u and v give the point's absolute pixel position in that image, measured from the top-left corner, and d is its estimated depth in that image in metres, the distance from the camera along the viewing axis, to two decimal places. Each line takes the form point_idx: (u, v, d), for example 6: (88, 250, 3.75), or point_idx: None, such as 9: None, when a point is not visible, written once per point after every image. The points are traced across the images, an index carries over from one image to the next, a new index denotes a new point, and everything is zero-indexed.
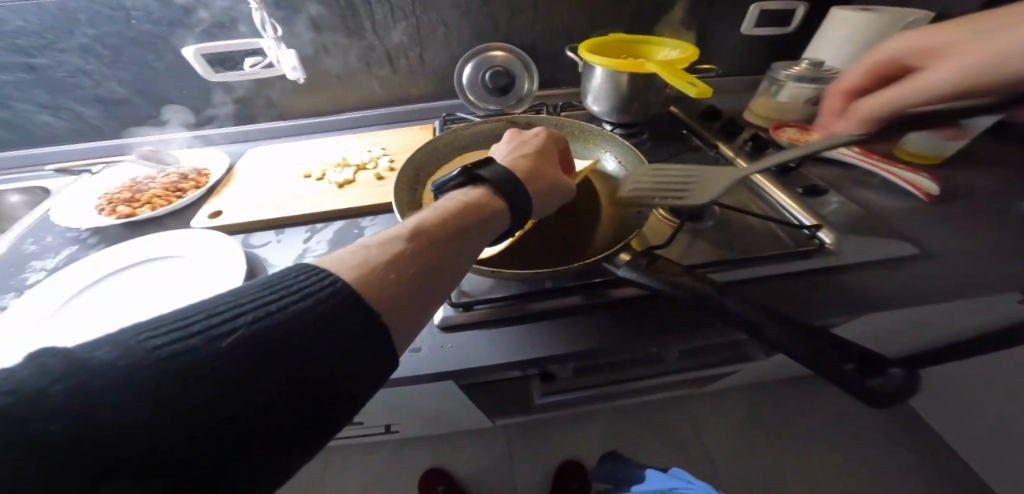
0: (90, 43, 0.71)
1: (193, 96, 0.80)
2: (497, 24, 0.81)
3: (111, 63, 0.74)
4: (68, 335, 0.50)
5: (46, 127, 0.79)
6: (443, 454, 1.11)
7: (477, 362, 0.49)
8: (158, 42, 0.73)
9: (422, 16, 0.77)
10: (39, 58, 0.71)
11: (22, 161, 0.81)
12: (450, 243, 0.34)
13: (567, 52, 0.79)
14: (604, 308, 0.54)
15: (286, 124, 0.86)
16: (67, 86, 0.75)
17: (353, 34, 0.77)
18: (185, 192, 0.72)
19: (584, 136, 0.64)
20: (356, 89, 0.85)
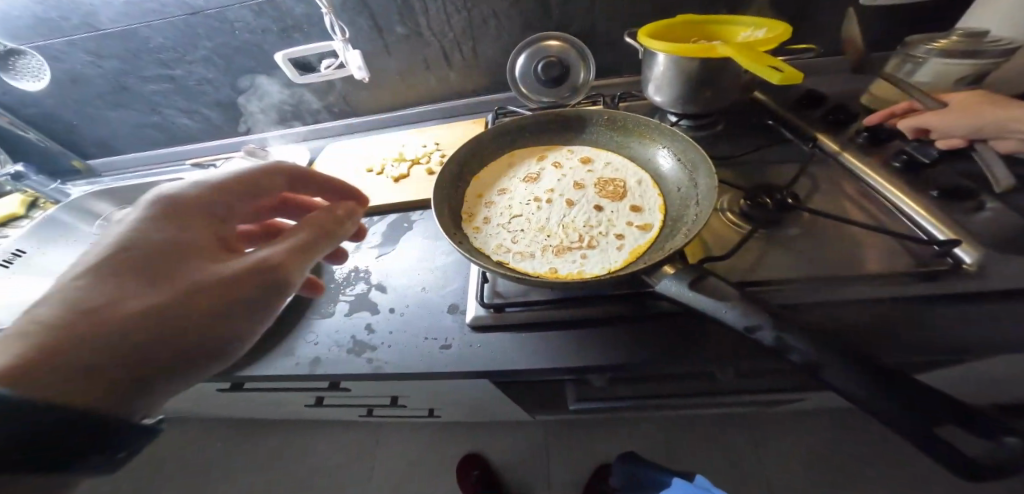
0: (211, 55, 0.80)
1: (280, 98, 0.89)
2: (553, 10, 0.77)
3: (226, 72, 0.83)
4: None
5: (181, 127, 0.95)
6: (484, 440, 1.14)
7: (506, 365, 0.48)
8: (258, 50, 0.80)
9: (477, 8, 0.76)
10: (177, 70, 0.83)
11: (169, 157, 0.99)
12: (107, 318, 0.32)
13: (626, 38, 0.72)
14: (650, 320, 0.49)
15: (356, 120, 0.93)
16: (197, 93, 0.88)
17: (418, 31, 0.79)
18: None
19: (639, 130, 0.58)
20: (416, 86, 0.88)
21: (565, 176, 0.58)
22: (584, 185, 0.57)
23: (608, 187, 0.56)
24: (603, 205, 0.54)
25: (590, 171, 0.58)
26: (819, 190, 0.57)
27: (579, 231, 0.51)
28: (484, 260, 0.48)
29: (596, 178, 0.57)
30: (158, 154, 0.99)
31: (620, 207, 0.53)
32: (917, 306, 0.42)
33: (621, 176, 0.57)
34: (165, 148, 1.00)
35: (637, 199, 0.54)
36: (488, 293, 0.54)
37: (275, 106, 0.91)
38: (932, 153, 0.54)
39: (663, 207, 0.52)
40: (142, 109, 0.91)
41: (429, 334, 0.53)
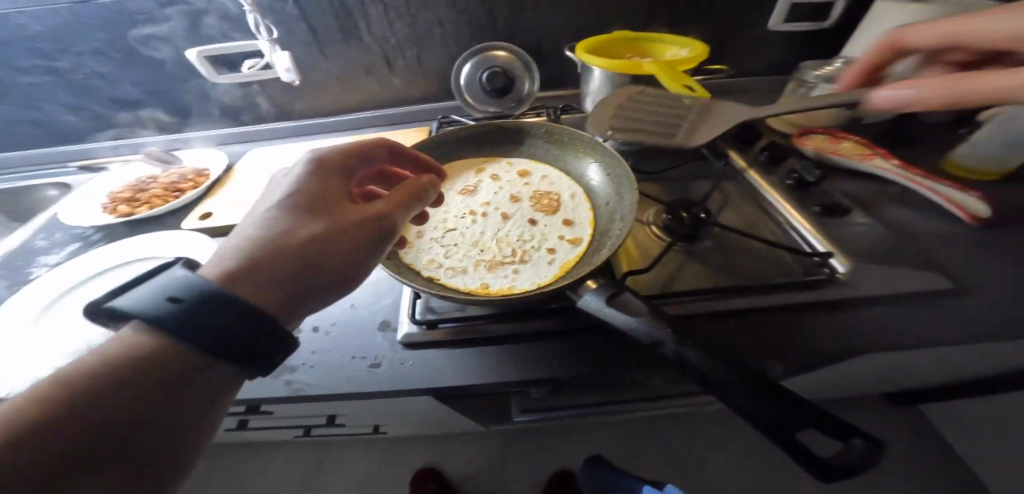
0: (106, 46, 0.72)
1: (196, 98, 0.81)
2: (496, 21, 0.77)
3: (125, 65, 0.75)
4: (49, 339, 0.52)
5: (72, 127, 0.84)
6: (432, 455, 1.11)
7: (435, 383, 0.46)
8: (165, 43, 0.72)
9: (417, 15, 0.74)
10: (60, 62, 0.73)
11: (54, 159, 0.86)
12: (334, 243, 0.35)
13: (567, 52, 0.74)
14: (577, 332, 0.50)
15: (288, 123, 0.87)
16: (87, 88, 0.77)
17: (349, 34, 0.76)
18: (183, 192, 0.72)
19: (574, 145, 0.60)
20: (353, 90, 0.85)
21: (503, 190, 0.59)
22: (520, 199, 0.57)
23: (544, 201, 0.57)
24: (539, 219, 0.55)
25: (527, 185, 0.59)
26: (732, 205, 0.61)
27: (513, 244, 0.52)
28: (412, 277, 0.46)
29: (534, 192, 0.58)
30: (32, 153, 0.85)
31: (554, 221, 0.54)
32: (799, 312, 0.46)
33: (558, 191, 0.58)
34: (48, 148, 0.86)
35: (570, 213, 0.55)
36: (420, 308, 0.53)
37: (191, 106, 0.83)
38: (815, 173, 0.60)
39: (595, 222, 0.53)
40: (17, 104, 0.79)
41: (357, 352, 0.50)
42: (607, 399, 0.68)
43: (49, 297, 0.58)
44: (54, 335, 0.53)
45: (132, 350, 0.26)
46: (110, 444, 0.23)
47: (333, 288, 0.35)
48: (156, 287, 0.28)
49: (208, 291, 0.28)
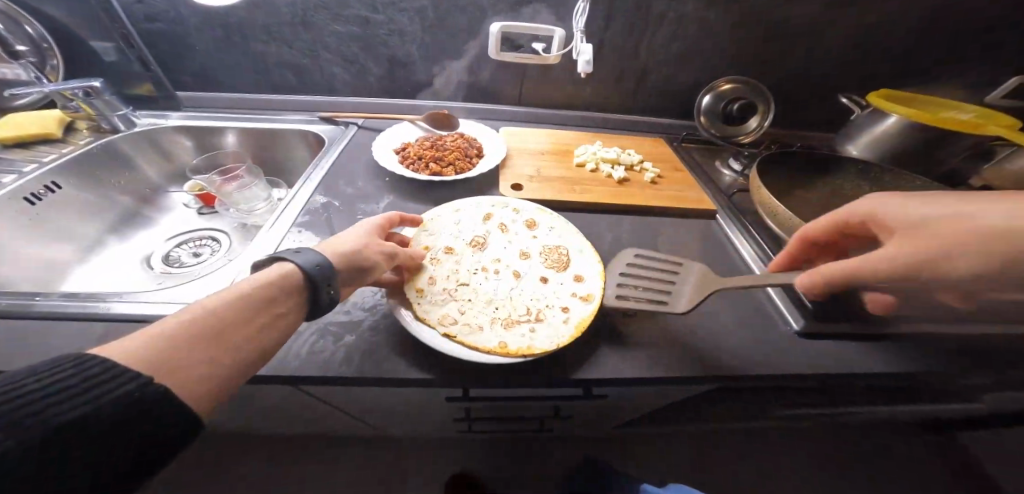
0: (427, 7, 0.77)
1: (465, 68, 0.87)
2: (752, 55, 0.88)
3: (429, 27, 0.80)
4: (479, 310, 0.50)
5: (330, 78, 0.87)
6: (547, 469, 1.04)
7: (851, 368, 0.50)
8: (476, 14, 0.80)
9: (696, 34, 0.84)
10: (379, 15, 0.77)
11: (298, 107, 0.89)
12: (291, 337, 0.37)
13: (839, 98, 0.84)
14: (941, 338, 0.55)
15: (523, 108, 0.94)
16: (379, 43, 0.81)
17: (631, 45, 0.85)
18: (474, 158, 0.73)
19: (896, 182, 0.67)
20: (599, 89, 0.92)
21: (486, 278, 0.54)
22: (497, 303, 0.51)
23: (515, 324, 0.48)
24: (488, 328, 0.47)
25: (434, 271, 0.52)
26: None
27: (477, 345, 0.44)
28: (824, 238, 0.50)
29: (450, 277, 0.52)
30: (279, 98, 0.89)
31: (489, 337, 0.46)
32: None
33: (539, 322, 0.48)
34: (291, 95, 0.90)
35: (514, 343, 0.45)
36: (795, 302, 0.56)
37: (452, 76, 0.89)
38: None
39: (573, 335, 0.46)
40: (302, 50, 0.82)
41: (754, 337, 0.52)
42: (839, 402, 0.75)
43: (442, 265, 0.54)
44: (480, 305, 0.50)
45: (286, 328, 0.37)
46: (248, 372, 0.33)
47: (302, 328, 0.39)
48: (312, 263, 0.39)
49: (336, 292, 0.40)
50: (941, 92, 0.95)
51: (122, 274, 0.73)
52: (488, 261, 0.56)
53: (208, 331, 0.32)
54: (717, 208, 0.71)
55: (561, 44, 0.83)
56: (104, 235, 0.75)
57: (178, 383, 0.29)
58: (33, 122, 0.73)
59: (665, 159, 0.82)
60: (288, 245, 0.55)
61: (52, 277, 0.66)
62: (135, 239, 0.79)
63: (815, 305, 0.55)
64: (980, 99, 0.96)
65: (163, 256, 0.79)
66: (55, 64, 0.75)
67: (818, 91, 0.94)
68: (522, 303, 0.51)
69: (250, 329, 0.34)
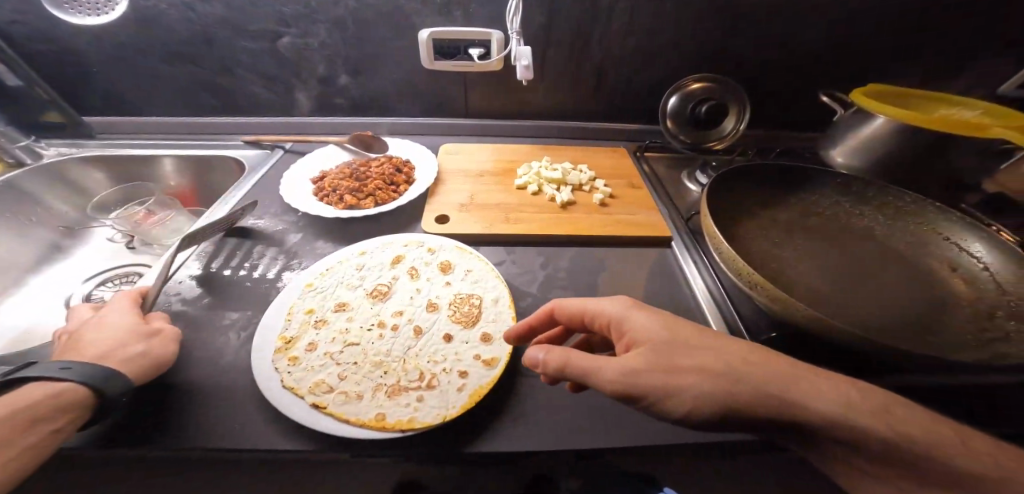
0: (345, 16, 0.70)
1: (399, 82, 0.79)
2: (718, 49, 0.78)
3: (351, 39, 0.73)
4: (361, 373, 0.41)
5: (253, 97, 0.80)
6: None
7: None
8: (401, 21, 0.72)
9: (652, 30, 0.75)
10: (293, 28, 0.70)
11: (225, 131, 0.83)
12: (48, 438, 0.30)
13: (822, 96, 0.73)
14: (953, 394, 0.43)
15: (470, 121, 0.86)
16: (299, 58, 0.74)
17: (579, 46, 0.76)
18: (399, 187, 0.65)
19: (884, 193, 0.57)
20: (550, 96, 0.84)
21: (380, 336, 0.45)
22: (388, 367, 0.42)
23: (401, 392, 0.40)
24: (369, 398, 0.39)
25: (320, 330, 0.45)
26: None
27: (347, 418, 0.36)
28: (771, 297, 0.41)
29: (339, 338, 0.45)
30: (203, 122, 0.82)
31: (365, 408, 0.37)
32: None
33: (431, 389, 0.40)
34: (216, 118, 0.83)
35: (394, 415, 0.37)
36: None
37: (388, 92, 0.81)
38: None
39: (465, 404, 0.37)
40: (217, 70, 0.75)
41: None
42: None
43: (331, 320, 0.46)
44: (365, 367, 0.42)
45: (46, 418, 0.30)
46: None
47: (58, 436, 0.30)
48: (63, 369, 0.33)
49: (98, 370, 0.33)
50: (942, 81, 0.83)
51: (34, 314, 0.66)
52: (387, 313, 0.48)
53: None
54: (674, 236, 0.61)
55: (499, 50, 0.74)
56: (22, 276, 0.69)
57: None
58: None
59: (621, 173, 0.73)
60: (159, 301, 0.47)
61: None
62: (54, 279, 0.71)
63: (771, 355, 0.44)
64: (993, 89, 0.84)
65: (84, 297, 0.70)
66: None
67: (802, 85, 0.83)
68: (418, 364, 0.43)
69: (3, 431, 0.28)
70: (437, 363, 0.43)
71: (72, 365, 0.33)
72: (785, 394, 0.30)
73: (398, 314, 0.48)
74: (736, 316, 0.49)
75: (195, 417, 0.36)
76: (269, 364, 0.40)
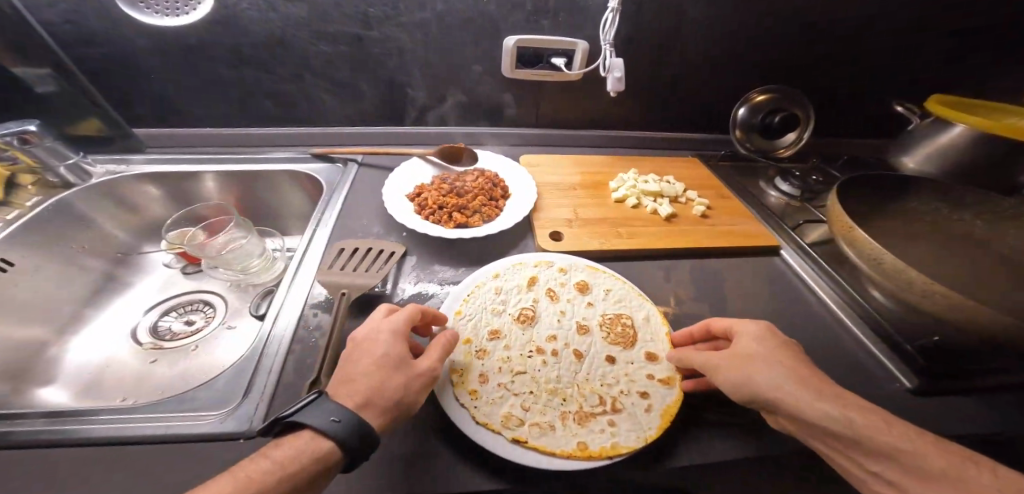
0: (430, 19, 0.66)
1: (475, 89, 0.77)
2: (790, 59, 0.80)
3: (433, 43, 0.69)
4: (542, 403, 0.41)
5: (319, 106, 0.75)
6: None
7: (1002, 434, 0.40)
8: (487, 26, 0.69)
9: (732, 41, 0.75)
10: (375, 31, 0.66)
11: (286, 142, 0.78)
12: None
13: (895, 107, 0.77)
14: None
15: (541, 131, 0.84)
16: (376, 64, 0.70)
17: (661, 56, 0.75)
18: (500, 202, 0.63)
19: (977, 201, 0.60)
20: (624, 107, 0.83)
21: (543, 362, 0.45)
22: (564, 393, 0.42)
23: (589, 418, 0.39)
24: (560, 427, 0.38)
25: (484, 360, 0.43)
26: None
27: (553, 450, 0.35)
28: (938, 309, 0.42)
29: (503, 367, 0.43)
30: (262, 133, 0.77)
31: (564, 439, 0.37)
32: None
33: (619, 414, 0.39)
34: (274, 128, 0.77)
35: (596, 442, 0.36)
36: (903, 356, 0.46)
37: (461, 101, 0.78)
38: None
39: (661, 426, 0.37)
40: (285, 76, 0.70)
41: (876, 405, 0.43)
42: None
43: (491, 348, 0.45)
44: (542, 395, 0.41)
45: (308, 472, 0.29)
46: None
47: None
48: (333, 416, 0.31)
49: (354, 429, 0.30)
50: (985, 89, 0.88)
51: (102, 348, 0.61)
52: (541, 337, 0.47)
53: None
54: (782, 243, 0.63)
55: (583, 58, 0.73)
56: (82, 310, 0.63)
57: None
58: None
59: (706, 185, 0.74)
60: (299, 335, 0.44)
61: (29, 369, 0.54)
62: (114, 311, 0.66)
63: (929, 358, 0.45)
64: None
65: (150, 328, 0.65)
66: None
67: (861, 94, 0.86)
68: (591, 390, 0.43)
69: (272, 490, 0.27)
70: (609, 388, 0.43)
71: (344, 419, 0.30)
72: (812, 397, 0.33)
73: (552, 338, 0.47)
74: (878, 316, 0.50)
75: (394, 457, 0.35)
76: (455, 400, 0.38)
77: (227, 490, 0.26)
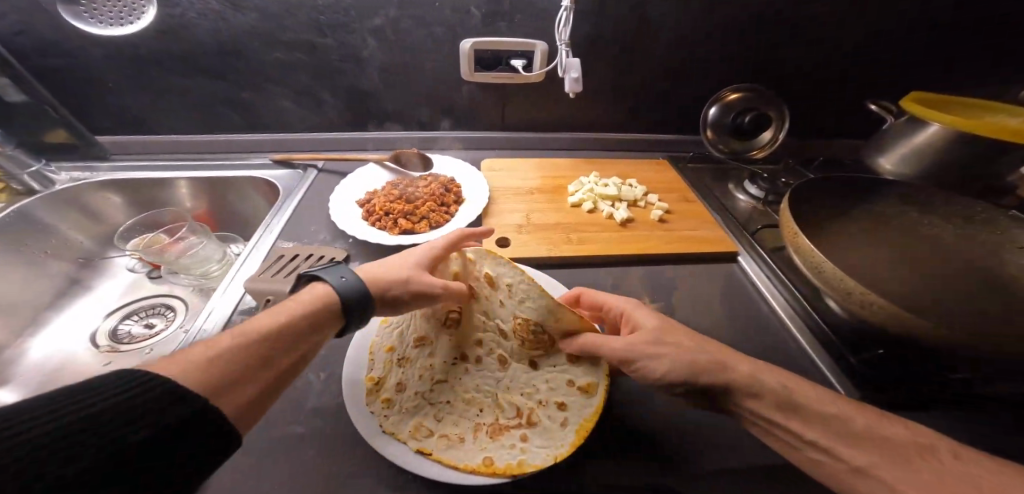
0: (384, 25, 0.66)
1: (436, 94, 0.76)
2: (762, 58, 0.77)
3: (389, 49, 0.69)
4: (456, 416, 0.40)
5: (279, 111, 0.75)
6: None
7: None
8: (443, 31, 0.68)
9: (698, 40, 0.73)
10: (328, 37, 0.66)
11: (248, 148, 0.78)
12: (312, 339, 0.33)
13: (871, 105, 0.74)
14: None
15: (507, 134, 0.83)
16: (333, 70, 0.70)
17: (624, 58, 0.73)
18: (451, 207, 0.62)
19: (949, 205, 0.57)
20: (589, 110, 0.81)
21: (467, 371, 0.44)
22: (482, 403, 0.41)
23: (502, 431, 0.38)
24: (470, 440, 0.37)
25: (405, 368, 0.42)
26: None
27: (458, 462, 0.34)
28: (875, 320, 0.40)
29: (425, 375, 0.43)
30: (225, 140, 0.77)
31: (472, 453, 0.35)
32: None
33: (533, 427, 0.38)
34: (237, 135, 0.77)
35: (503, 457, 0.35)
36: (845, 370, 0.44)
37: (423, 105, 0.78)
38: None
39: (574, 440, 0.36)
40: (243, 83, 0.70)
41: None
42: None
43: (415, 356, 0.44)
44: (458, 409, 0.40)
45: (316, 312, 0.34)
46: (272, 362, 0.30)
47: (318, 337, 0.34)
48: (340, 280, 0.37)
49: (359, 293, 0.37)
50: (974, 88, 0.84)
51: (53, 350, 0.61)
52: (471, 344, 0.46)
53: (261, 336, 0.30)
54: (739, 249, 0.61)
55: (543, 61, 0.72)
56: (40, 313, 0.64)
57: (216, 353, 0.27)
58: None
59: (670, 187, 0.72)
60: None
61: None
62: (73, 314, 0.66)
63: (872, 373, 0.42)
64: None
65: (109, 332, 0.65)
66: None
67: (840, 92, 0.82)
68: (512, 401, 0.41)
69: (288, 321, 0.32)
70: (532, 398, 0.41)
71: (351, 282, 0.37)
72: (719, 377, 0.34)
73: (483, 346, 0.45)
74: (824, 328, 0.48)
75: (292, 469, 0.34)
76: (365, 408, 0.37)
77: (257, 319, 0.31)
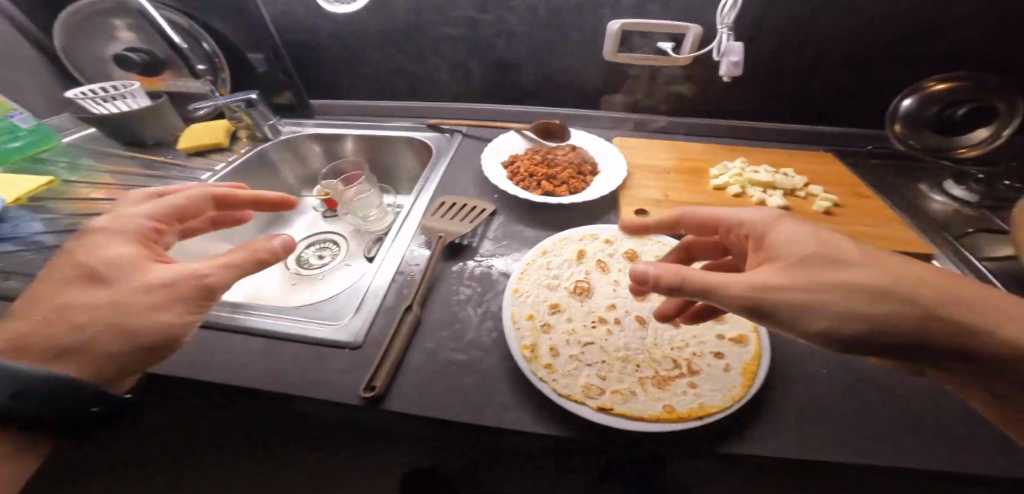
0: (539, 3, 0.70)
1: (574, 71, 0.79)
2: (981, 39, 0.63)
3: (539, 27, 0.73)
4: (613, 369, 0.39)
5: (435, 82, 0.86)
6: None
7: None
8: (593, 9, 0.70)
9: (891, 18, 0.63)
10: (488, 15, 0.73)
11: (406, 113, 0.90)
12: None
13: None
14: None
15: (640, 116, 0.82)
16: (487, 45, 0.77)
17: (790, 40, 0.67)
18: (587, 175, 0.64)
19: None
20: (737, 96, 0.76)
21: (608, 331, 0.44)
22: (636, 360, 0.41)
23: (669, 381, 0.38)
24: (641, 392, 0.37)
25: (550, 334, 0.42)
26: None
27: (640, 414, 0.34)
28: None
29: (570, 339, 0.42)
30: (389, 104, 0.90)
31: (650, 403, 0.35)
32: None
33: (699, 375, 0.38)
34: (398, 100, 0.90)
35: (683, 404, 0.35)
36: None
37: (561, 82, 0.81)
38: None
39: (747, 384, 0.35)
40: (410, 56, 0.81)
41: None
42: None
43: (551, 317, 0.44)
44: (614, 364, 0.40)
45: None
46: None
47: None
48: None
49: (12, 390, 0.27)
50: None
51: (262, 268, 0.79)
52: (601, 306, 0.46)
53: None
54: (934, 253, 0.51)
55: (695, 44, 0.68)
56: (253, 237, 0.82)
57: None
58: (206, 133, 0.81)
59: (838, 183, 0.63)
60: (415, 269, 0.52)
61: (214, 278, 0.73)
62: None
63: None
64: None
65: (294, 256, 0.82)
66: (224, 76, 0.85)
67: None
68: (664, 356, 0.41)
69: None
70: (681, 354, 0.41)
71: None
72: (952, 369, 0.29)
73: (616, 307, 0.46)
74: None
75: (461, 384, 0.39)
76: (532, 375, 0.37)
77: None
